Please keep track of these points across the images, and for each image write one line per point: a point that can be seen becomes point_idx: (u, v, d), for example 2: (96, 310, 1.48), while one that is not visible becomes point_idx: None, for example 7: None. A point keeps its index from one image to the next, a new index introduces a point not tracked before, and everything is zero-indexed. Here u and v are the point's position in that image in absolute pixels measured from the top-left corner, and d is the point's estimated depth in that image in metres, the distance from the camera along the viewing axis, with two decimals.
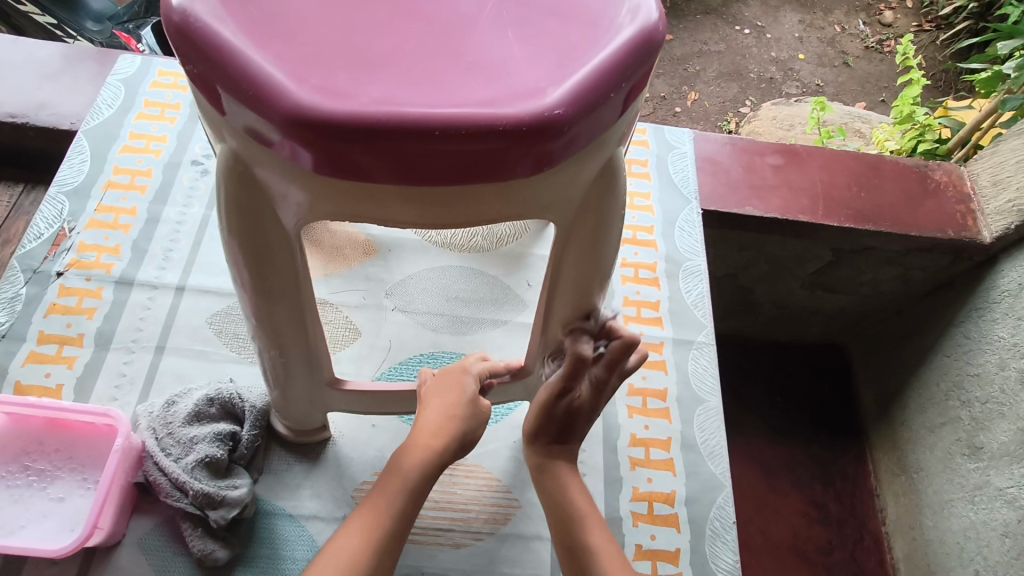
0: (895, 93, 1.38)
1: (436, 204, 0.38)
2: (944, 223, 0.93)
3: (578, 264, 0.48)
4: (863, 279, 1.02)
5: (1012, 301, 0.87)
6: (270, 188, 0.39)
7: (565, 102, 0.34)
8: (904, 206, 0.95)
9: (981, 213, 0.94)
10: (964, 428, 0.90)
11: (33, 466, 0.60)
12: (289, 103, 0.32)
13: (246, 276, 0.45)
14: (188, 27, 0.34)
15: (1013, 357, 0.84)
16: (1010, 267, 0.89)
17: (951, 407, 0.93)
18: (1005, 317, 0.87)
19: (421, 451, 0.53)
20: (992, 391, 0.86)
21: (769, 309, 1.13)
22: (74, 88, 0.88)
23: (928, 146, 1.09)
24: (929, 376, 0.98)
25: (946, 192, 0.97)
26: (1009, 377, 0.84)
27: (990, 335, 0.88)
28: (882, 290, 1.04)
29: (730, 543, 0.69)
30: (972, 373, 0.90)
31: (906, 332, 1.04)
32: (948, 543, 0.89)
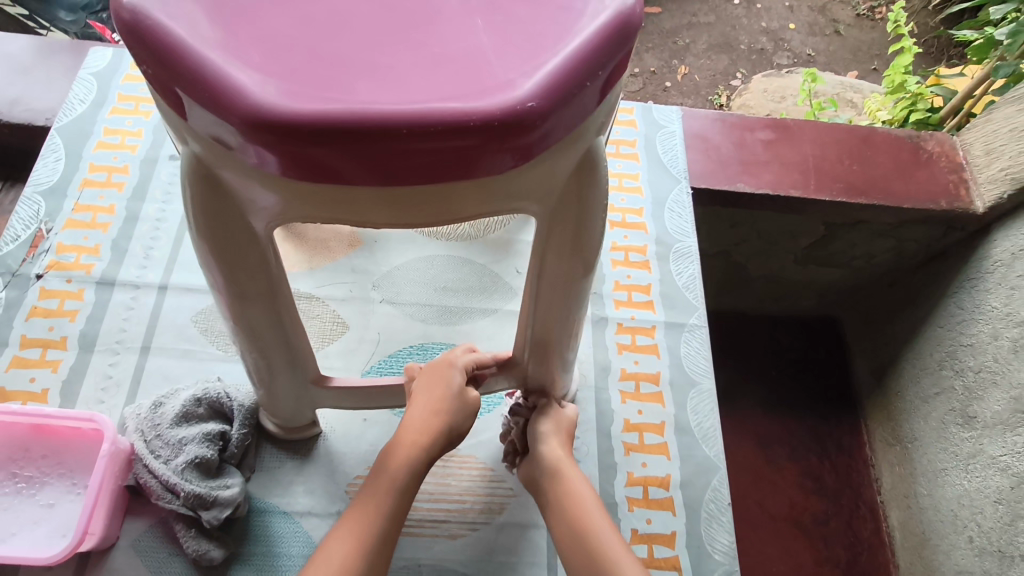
0: (887, 62, 1.36)
1: (412, 202, 0.37)
2: (937, 193, 0.92)
3: (561, 257, 0.47)
4: (856, 252, 1.02)
5: (1005, 271, 0.86)
6: (236, 191, 0.38)
7: (538, 94, 0.33)
8: (895, 178, 0.94)
9: (974, 183, 0.93)
10: (957, 398, 0.90)
11: (20, 473, 0.59)
12: (247, 104, 0.31)
13: (218, 281, 0.44)
14: (137, 26, 0.32)
15: (1005, 327, 0.84)
16: (1003, 236, 0.88)
17: (945, 376, 0.93)
18: (997, 287, 0.87)
19: (409, 448, 0.53)
20: (984, 359, 0.86)
21: (762, 285, 1.13)
22: (45, 84, 0.86)
23: (920, 116, 1.07)
24: (923, 347, 0.98)
25: (938, 163, 0.96)
26: (1002, 346, 0.84)
27: (983, 306, 0.88)
28: (875, 263, 1.04)
29: (725, 524, 0.69)
30: (964, 344, 0.90)
31: (899, 305, 1.04)
32: (943, 511, 0.90)
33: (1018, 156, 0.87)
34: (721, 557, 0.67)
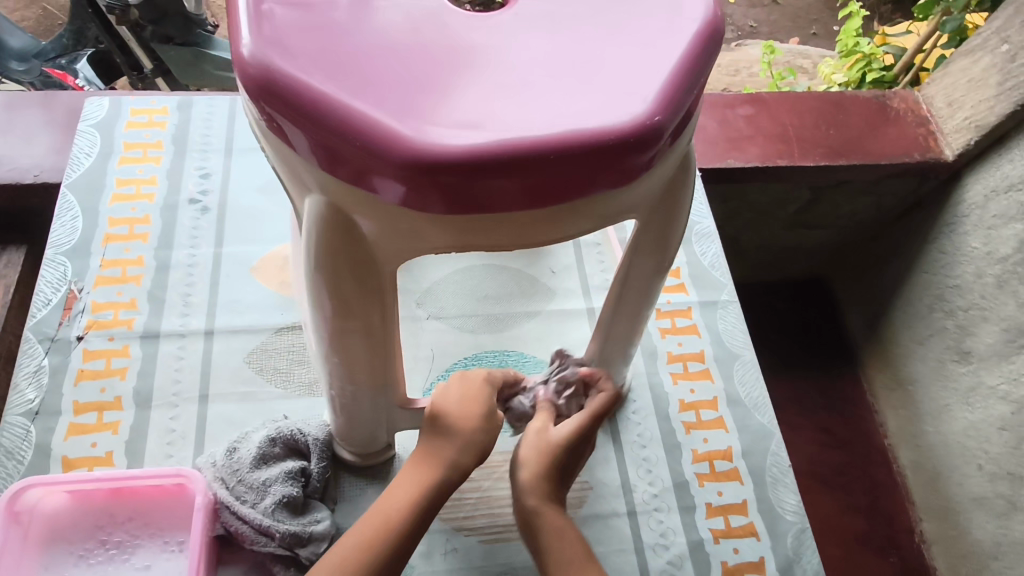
0: (826, 26, 1.42)
1: (541, 224, 0.38)
2: (909, 147, 0.98)
3: (648, 254, 0.48)
4: (841, 212, 1.07)
5: (980, 212, 0.92)
6: (367, 238, 0.38)
7: (660, 106, 0.34)
8: (869, 137, 0.99)
9: (941, 134, 0.99)
10: (951, 336, 0.96)
11: (110, 539, 0.59)
12: (403, 149, 0.32)
13: (332, 320, 0.44)
14: (273, 82, 0.32)
15: (988, 264, 0.90)
16: (974, 180, 0.94)
17: (936, 317, 0.99)
18: (976, 227, 0.93)
19: (434, 471, 0.54)
20: (973, 298, 0.92)
21: (757, 254, 1.17)
22: (26, 140, 0.84)
23: (875, 75, 1.13)
24: (911, 292, 1.03)
25: (906, 118, 1.01)
26: (987, 283, 0.90)
27: (964, 247, 0.94)
28: (858, 218, 1.09)
29: (790, 485, 0.72)
30: (951, 286, 0.96)
31: (882, 256, 1.10)
32: (952, 444, 0.95)
33: (979, 102, 0.92)
34: (792, 516, 0.71)
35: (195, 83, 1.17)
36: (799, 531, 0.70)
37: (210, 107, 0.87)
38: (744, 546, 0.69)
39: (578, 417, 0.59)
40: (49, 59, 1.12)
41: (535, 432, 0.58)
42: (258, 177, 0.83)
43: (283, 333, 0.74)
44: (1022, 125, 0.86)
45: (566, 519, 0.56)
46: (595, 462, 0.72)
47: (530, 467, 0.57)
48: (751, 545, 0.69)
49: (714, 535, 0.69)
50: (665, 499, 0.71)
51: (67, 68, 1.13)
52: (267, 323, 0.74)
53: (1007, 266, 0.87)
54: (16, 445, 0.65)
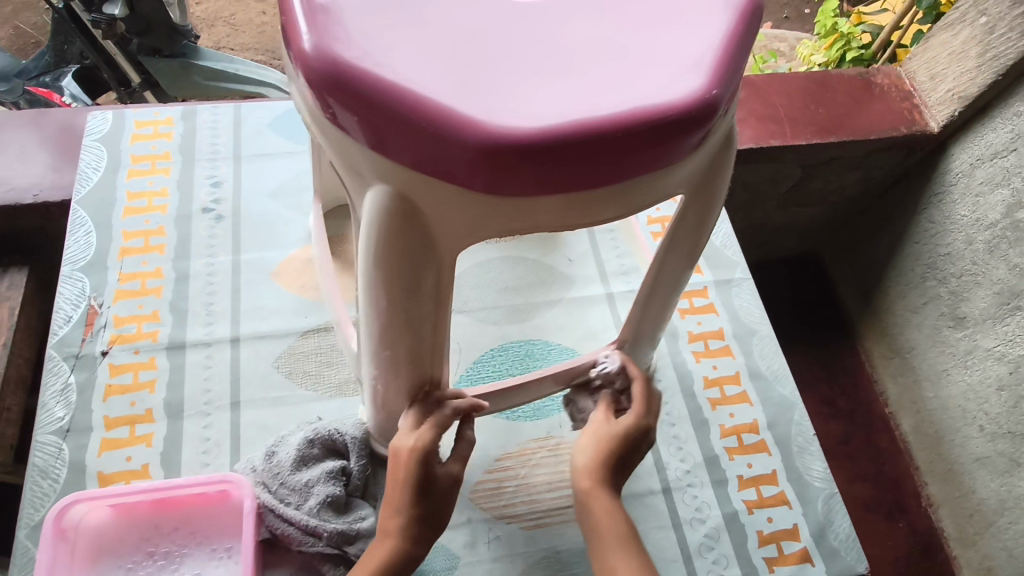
0: (796, 8, 1.46)
1: (602, 204, 0.39)
2: (897, 121, 0.98)
3: (686, 231, 0.49)
4: (830, 187, 1.09)
5: (967, 180, 0.94)
6: (431, 227, 0.39)
7: (716, 79, 0.35)
8: (855, 113, 0.99)
9: (925, 107, 0.98)
10: (946, 303, 0.98)
11: (157, 550, 0.59)
12: (478, 134, 0.33)
13: (388, 314, 0.44)
14: (341, 75, 0.33)
15: (978, 231, 0.92)
16: (960, 150, 0.95)
17: (930, 286, 1.01)
18: (964, 196, 0.94)
19: (379, 551, 0.52)
20: (965, 264, 0.94)
21: (752, 234, 1.19)
22: (21, 159, 0.83)
23: (855, 53, 1.14)
24: (904, 263, 1.05)
25: (890, 93, 1.00)
26: (977, 249, 0.92)
27: (954, 216, 0.96)
28: (847, 194, 1.10)
29: (816, 453, 0.74)
30: (943, 254, 0.98)
31: (874, 228, 1.11)
32: (951, 407, 0.97)
33: (962, 74, 0.92)
34: (821, 483, 0.73)
35: (183, 93, 1.15)
36: (828, 496, 0.72)
37: (215, 115, 0.87)
38: (777, 514, 0.71)
39: (634, 411, 0.59)
40: (33, 77, 1.09)
41: (595, 424, 0.59)
42: (269, 183, 0.83)
43: (308, 335, 0.74)
44: (1005, 93, 0.88)
45: (613, 503, 0.55)
46: None
47: (588, 453, 0.57)
48: (784, 514, 0.71)
49: (748, 506, 0.71)
50: (697, 474, 0.72)
51: (52, 85, 1.10)
52: (292, 326, 0.74)
53: (996, 231, 0.89)
54: (50, 464, 0.65)
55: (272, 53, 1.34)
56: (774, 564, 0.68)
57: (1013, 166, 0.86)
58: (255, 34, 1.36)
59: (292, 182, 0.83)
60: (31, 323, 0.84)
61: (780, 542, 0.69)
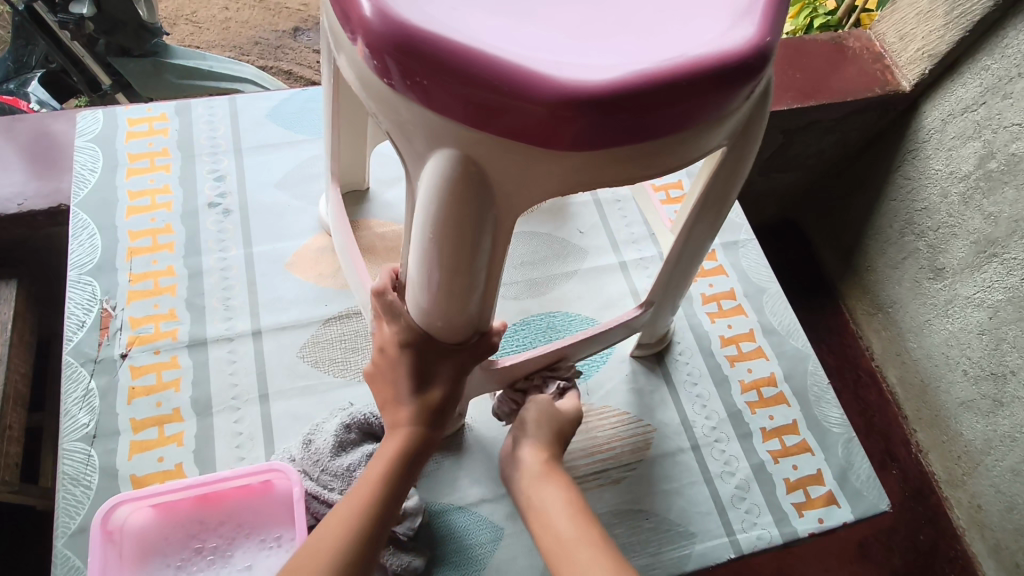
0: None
1: (662, 157, 0.39)
2: (870, 82, 0.98)
3: (720, 183, 0.50)
4: (810, 152, 1.09)
5: (939, 136, 0.94)
6: (494, 188, 0.38)
7: (767, 28, 0.37)
8: (831, 76, 1.00)
9: (896, 67, 0.99)
10: (924, 256, 0.98)
11: (205, 546, 0.58)
12: (550, 89, 0.34)
13: (442, 279, 0.45)
14: (409, 41, 0.34)
15: (952, 183, 0.92)
16: (931, 107, 0.96)
17: (908, 241, 1.01)
18: (937, 151, 0.94)
19: (397, 439, 0.55)
20: (940, 218, 0.94)
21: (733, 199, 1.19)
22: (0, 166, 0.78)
23: (822, 20, 1.15)
24: (881, 222, 1.06)
25: (862, 56, 1.01)
26: (952, 201, 0.92)
27: (928, 171, 0.96)
28: (825, 156, 1.11)
29: (832, 401, 0.77)
30: (918, 209, 0.98)
31: (850, 189, 1.12)
32: (935, 355, 0.98)
33: (929, 34, 0.93)
34: (839, 428, 0.76)
35: (158, 94, 1.11)
36: (847, 441, 0.75)
37: (211, 109, 0.86)
38: (801, 461, 0.73)
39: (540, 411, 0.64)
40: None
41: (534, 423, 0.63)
42: (273, 174, 0.82)
43: (331, 323, 0.74)
44: (972, 49, 0.88)
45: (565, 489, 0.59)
46: (654, 405, 0.75)
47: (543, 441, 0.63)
48: (808, 460, 0.74)
49: (773, 455, 0.73)
50: (723, 429, 0.74)
51: (18, 92, 1.02)
52: (313, 316, 0.74)
53: (970, 182, 0.89)
54: (80, 471, 0.63)
55: (240, 49, 1.30)
56: (803, 508, 0.71)
57: (982, 118, 0.87)
58: (220, 31, 1.32)
59: (297, 172, 0.82)
60: (25, 337, 0.79)
61: (806, 487, 0.72)
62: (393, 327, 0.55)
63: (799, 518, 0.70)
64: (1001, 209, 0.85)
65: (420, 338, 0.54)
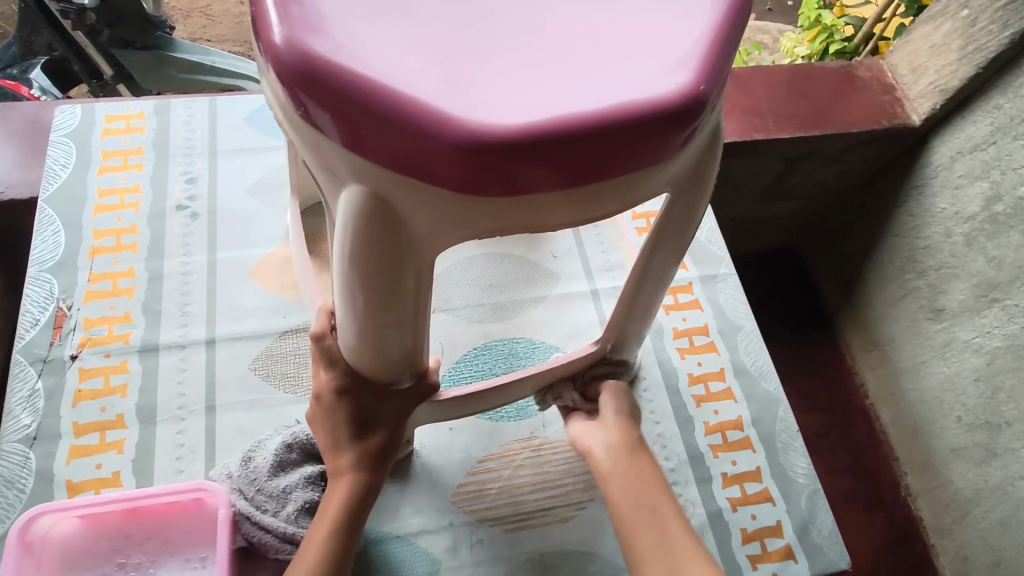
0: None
1: (586, 203, 0.37)
2: (878, 114, 0.95)
3: (673, 231, 0.49)
4: (812, 182, 1.05)
5: (947, 174, 0.90)
6: (402, 224, 0.37)
7: (704, 72, 0.35)
8: (836, 106, 0.96)
9: (907, 100, 0.95)
10: (925, 295, 0.95)
11: (128, 562, 0.57)
12: (456, 131, 0.32)
13: (367, 316, 0.43)
14: (312, 70, 0.32)
15: (957, 224, 0.88)
16: (940, 143, 0.92)
17: (909, 279, 0.98)
18: (943, 189, 0.91)
19: (340, 489, 0.54)
20: (943, 257, 0.91)
21: (730, 228, 1.14)
22: None
23: (837, 46, 1.12)
24: (883, 257, 1.02)
25: (871, 87, 0.97)
26: (956, 242, 0.89)
27: (933, 210, 0.92)
28: (829, 187, 1.07)
29: (800, 449, 0.75)
30: (921, 247, 0.95)
31: (853, 222, 1.08)
32: (928, 399, 0.95)
33: (942, 68, 0.89)
34: (804, 479, 0.73)
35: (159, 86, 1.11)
36: (812, 493, 0.72)
37: (190, 109, 0.85)
38: (761, 512, 0.71)
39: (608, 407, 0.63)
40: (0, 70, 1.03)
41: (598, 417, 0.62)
42: (246, 179, 0.81)
43: (287, 336, 0.72)
44: (985, 87, 0.84)
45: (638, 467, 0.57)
46: None
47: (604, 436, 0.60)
48: (768, 511, 0.71)
49: (732, 503, 0.71)
50: (681, 472, 0.72)
51: (19, 78, 1.05)
52: (270, 326, 0.72)
53: (975, 224, 0.86)
54: (16, 473, 0.62)
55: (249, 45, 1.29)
56: (758, 561, 0.68)
57: (992, 158, 0.83)
58: (232, 25, 1.32)
59: (268, 180, 0.81)
60: None
61: (763, 539, 0.69)
62: (328, 374, 0.54)
63: (752, 571, 0.68)
64: (1005, 252, 0.82)
65: (358, 381, 0.54)
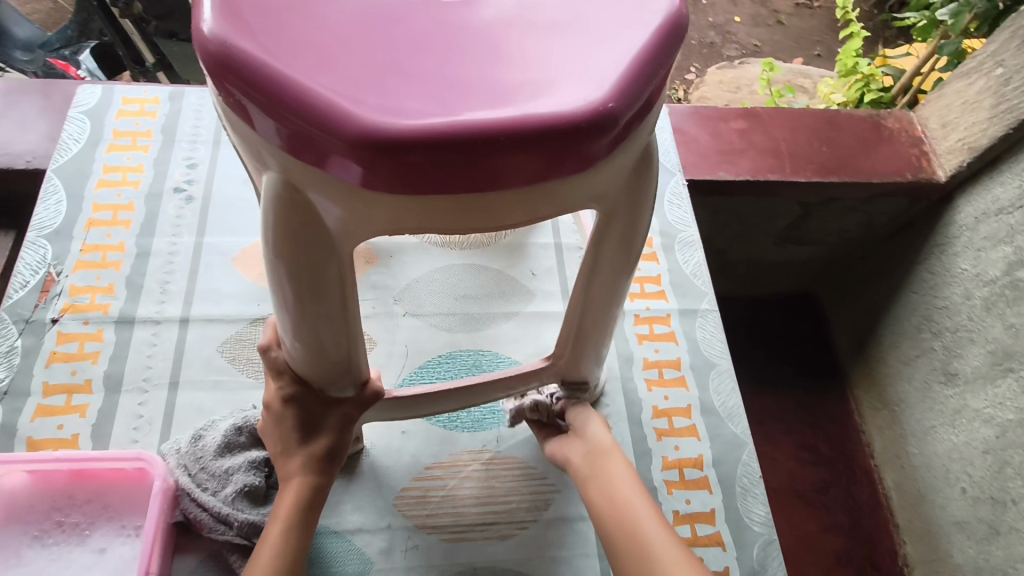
0: (828, 47, 1.53)
1: (495, 209, 0.38)
2: (901, 166, 0.92)
3: (613, 251, 0.49)
4: (829, 229, 1.02)
5: (970, 235, 0.87)
6: (313, 209, 0.39)
7: (615, 94, 0.35)
8: (861, 155, 0.94)
9: (934, 154, 0.93)
10: (938, 357, 0.90)
11: (66, 521, 0.58)
12: (353, 125, 0.33)
13: (294, 303, 0.45)
14: (228, 57, 0.33)
15: (977, 286, 0.84)
16: (966, 201, 0.88)
17: (923, 338, 0.93)
18: (965, 249, 0.87)
19: (289, 493, 0.55)
20: (961, 319, 0.86)
21: (742, 268, 1.13)
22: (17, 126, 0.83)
23: (873, 96, 1.09)
24: (900, 313, 0.98)
25: (900, 138, 0.95)
26: (975, 305, 0.85)
27: (954, 269, 0.89)
28: (847, 237, 1.04)
29: (760, 497, 0.72)
30: (939, 307, 0.91)
31: (874, 274, 1.04)
32: (935, 466, 0.90)
33: (973, 125, 0.86)
34: (760, 527, 0.70)
35: (198, 77, 1.16)
36: (766, 543, 0.69)
37: (202, 99, 0.89)
38: (710, 555, 0.68)
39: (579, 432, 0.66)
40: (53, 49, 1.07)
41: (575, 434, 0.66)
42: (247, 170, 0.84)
43: (259, 323, 0.74)
44: (1014, 148, 0.81)
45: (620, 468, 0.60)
46: None
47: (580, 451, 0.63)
48: (717, 555, 0.68)
49: None
50: None
51: (70, 58, 1.08)
52: (244, 313, 0.74)
53: (996, 288, 0.81)
54: None
55: None
56: None
57: (1016, 223, 0.79)
58: None
59: None
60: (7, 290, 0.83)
61: None
62: (276, 384, 0.56)
63: None
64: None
65: (305, 387, 0.55)
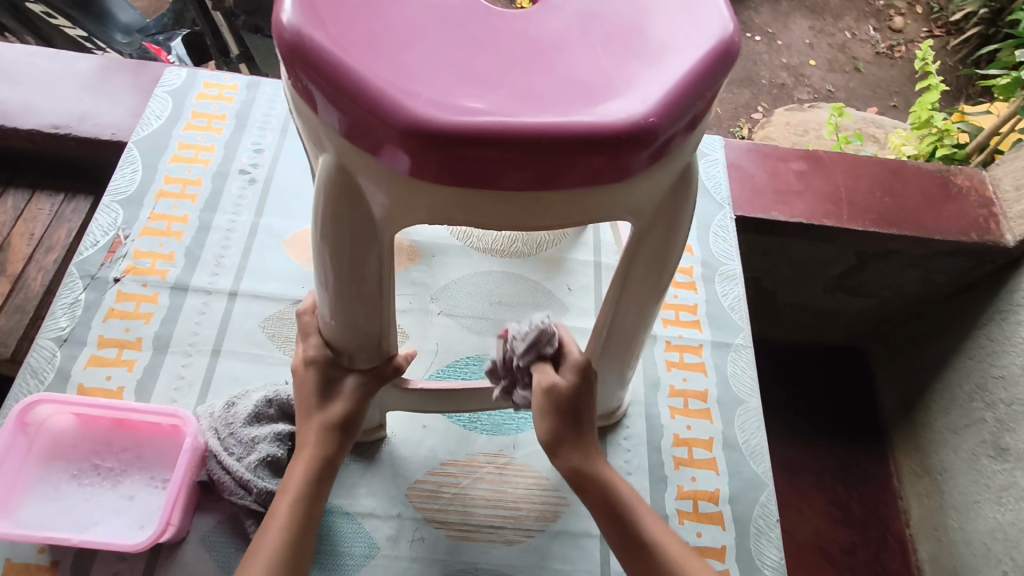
0: (906, 98, 1.49)
1: (530, 210, 0.40)
2: (967, 226, 0.89)
3: (647, 269, 0.50)
4: (885, 282, 0.99)
5: None
6: (362, 193, 0.41)
7: (658, 110, 0.36)
8: (926, 211, 0.91)
9: (1003, 217, 0.90)
10: (989, 430, 0.86)
11: (102, 465, 0.62)
12: (404, 116, 0.35)
13: (333, 279, 0.47)
14: (300, 45, 0.36)
15: None
16: None
17: (975, 407, 0.89)
18: None
19: (301, 465, 0.56)
20: (1017, 392, 0.82)
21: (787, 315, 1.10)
22: (111, 100, 0.90)
23: (946, 151, 1.06)
24: (952, 377, 0.94)
25: (968, 197, 0.92)
26: None
27: (1014, 338, 0.85)
28: (905, 292, 1.00)
29: (775, 541, 0.70)
30: (996, 375, 0.86)
31: (928, 333, 1.00)
32: (975, 544, 0.85)
33: None
34: (771, 572, 0.68)
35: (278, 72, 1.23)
36: None
37: (276, 90, 0.94)
38: None
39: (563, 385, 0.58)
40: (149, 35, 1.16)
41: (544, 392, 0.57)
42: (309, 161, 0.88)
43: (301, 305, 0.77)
44: None
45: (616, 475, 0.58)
46: None
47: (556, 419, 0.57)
48: None
49: None
50: None
51: (163, 45, 1.15)
52: (288, 293, 0.78)
53: None
54: (41, 367, 0.70)
55: None
56: None
57: None
58: None
59: None
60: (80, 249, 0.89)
61: None
62: (303, 347, 0.59)
63: None
64: None
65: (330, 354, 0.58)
